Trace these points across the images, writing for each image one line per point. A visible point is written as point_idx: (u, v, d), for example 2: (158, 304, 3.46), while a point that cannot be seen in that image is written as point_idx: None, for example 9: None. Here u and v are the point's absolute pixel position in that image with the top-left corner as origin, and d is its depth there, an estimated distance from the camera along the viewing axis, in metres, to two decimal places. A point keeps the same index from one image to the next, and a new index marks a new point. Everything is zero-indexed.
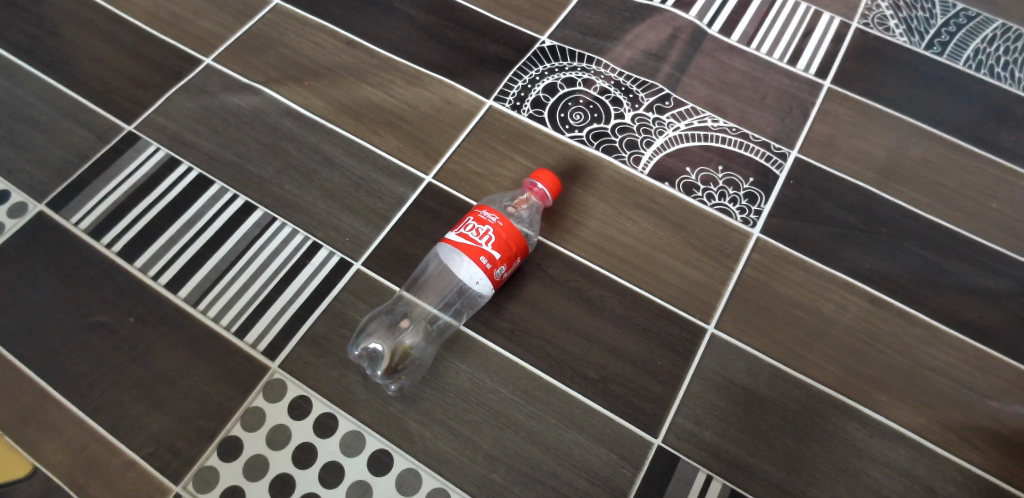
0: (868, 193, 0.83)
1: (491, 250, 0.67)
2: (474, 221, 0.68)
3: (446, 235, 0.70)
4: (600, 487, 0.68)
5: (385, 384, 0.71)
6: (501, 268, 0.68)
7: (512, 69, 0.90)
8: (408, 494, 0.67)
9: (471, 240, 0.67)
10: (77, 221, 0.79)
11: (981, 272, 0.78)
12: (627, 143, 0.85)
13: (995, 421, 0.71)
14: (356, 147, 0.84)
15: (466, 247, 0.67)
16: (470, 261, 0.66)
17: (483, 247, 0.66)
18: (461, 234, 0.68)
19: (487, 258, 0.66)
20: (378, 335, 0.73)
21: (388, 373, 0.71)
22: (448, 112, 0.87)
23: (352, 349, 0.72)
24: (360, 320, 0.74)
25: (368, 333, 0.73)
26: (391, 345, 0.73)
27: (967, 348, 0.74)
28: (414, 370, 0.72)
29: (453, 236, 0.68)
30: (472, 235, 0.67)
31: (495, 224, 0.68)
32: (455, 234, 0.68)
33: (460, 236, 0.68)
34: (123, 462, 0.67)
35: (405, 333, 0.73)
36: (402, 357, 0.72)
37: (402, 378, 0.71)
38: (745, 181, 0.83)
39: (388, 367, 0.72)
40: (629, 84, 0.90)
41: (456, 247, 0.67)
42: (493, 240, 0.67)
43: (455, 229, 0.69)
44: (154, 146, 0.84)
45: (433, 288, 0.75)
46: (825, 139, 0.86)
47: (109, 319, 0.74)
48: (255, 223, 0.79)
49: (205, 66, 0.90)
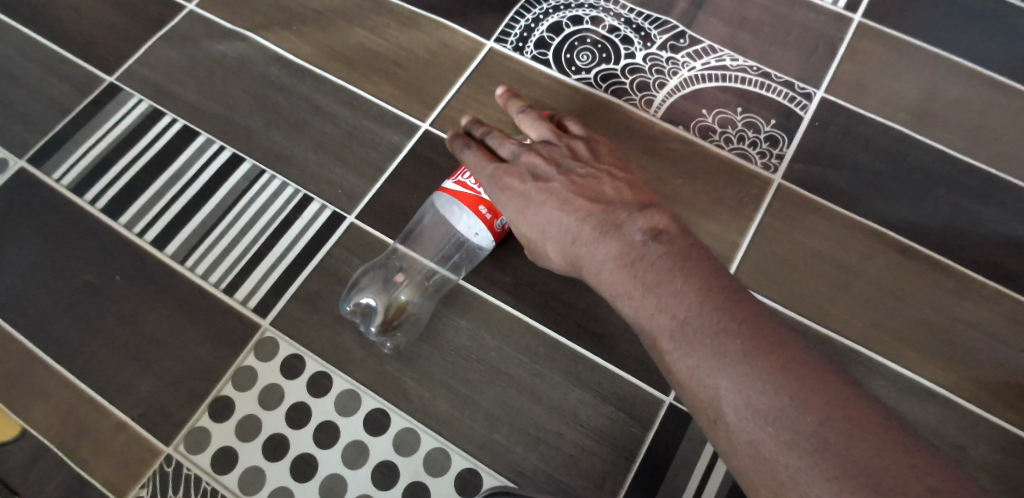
0: (901, 136, 0.76)
1: (490, 199, 0.64)
2: (472, 169, 0.65)
3: (445, 184, 0.66)
4: (607, 447, 0.64)
5: (379, 340, 0.67)
6: (503, 218, 0.65)
7: (514, 7, 0.83)
8: (406, 453, 0.64)
9: (473, 190, 0.64)
10: (59, 177, 0.75)
11: (1023, 220, 0.72)
12: (639, 85, 0.79)
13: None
14: (348, 95, 0.79)
15: (468, 197, 0.64)
16: (470, 211, 0.64)
17: (482, 196, 0.64)
18: (462, 184, 0.65)
19: (487, 208, 0.64)
20: (374, 288, 0.69)
21: (385, 328, 0.68)
22: (445, 55, 0.81)
23: (345, 299, 0.69)
24: (352, 275, 0.70)
25: (364, 285, 0.69)
26: (387, 298, 0.68)
27: (1005, 300, 0.69)
28: (410, 326, 0.68)
29: (451, 185, 0.65)
30: (474, 184, 0.64)
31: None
32: (452, 183, 0.65)
33: (462, 187, 0.64)
34: (112, 423, 0.65)
35: (403, 287, 0.69)
36: (399, 312, 0.68)
37: (400, 333, 0.68)
38: (766, 123, 0.77)
39: (385, 321, 0.68)
40: (640, 21, 0.83)
41: (454, 196, 0.65)
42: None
43: (456, 179, 0.66)
44: (137, 97, 0.80)
45: (429, 240, 0.71)
46: (855, 78, 0.79)
47: (95, 278, 0.71)
48: (243, 176, 0.75)
49: (189, 12, 0.85)
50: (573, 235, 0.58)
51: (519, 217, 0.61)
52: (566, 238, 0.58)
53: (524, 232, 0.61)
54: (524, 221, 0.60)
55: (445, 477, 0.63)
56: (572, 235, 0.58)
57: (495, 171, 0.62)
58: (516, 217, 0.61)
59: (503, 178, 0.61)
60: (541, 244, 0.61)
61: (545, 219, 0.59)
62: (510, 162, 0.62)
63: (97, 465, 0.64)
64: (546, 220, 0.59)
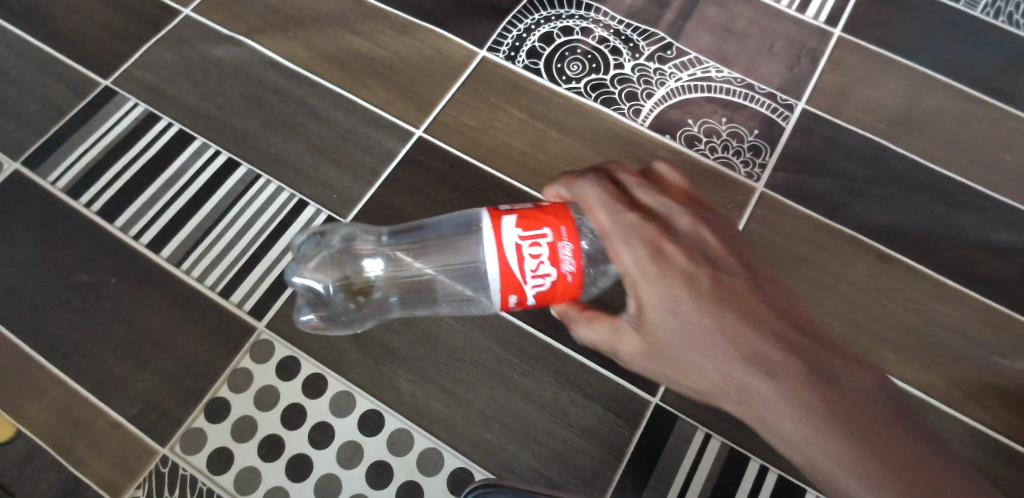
0: (878, 145, 0.79)
1: (528, 293, 0.50)
2: (549, 249, 0.49)
3: (510, 229, 0.49)
4: (597, 446, 0.66)
5: (317, 323, 0.65)
6: (514, 305, 0.51)
7: (507, 17, 0.85)
8: (400, 453, 0.65)
9: (520, 273, 0.48)
10: (54, 180, 0.75)
11: (994, 226, 0.75)
12: (628, 95, 0.81)
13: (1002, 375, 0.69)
14: (344, 101, 0.81)
15: (509, 278, 0.49)
16: (499, 290, 0.49)
17: (523, 287, 0.49)
18: (521, 252, 0.49)
19: (514, 299, 0.49)
20: (332, 263, 0.62)
21: (327, 317, 0.64)
22: (439, 62, 0.83)
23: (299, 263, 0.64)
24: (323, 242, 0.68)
25: (325, 255, 0.63)
26: (341, 285, 0.60)
27: (977, 304, 0.72)
28: (355, 327, 0.65)
29: (515, 242, 0.48)
30: (526, 268, 0.48)
31: (563, 282, 0.49)
32: (518, 241, 0.48)
33: (518, 256, 0.48)
34: (108, 423, 0.66)
35: (369, 275, 0.61)
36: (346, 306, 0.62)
37: (338, 328, 0.65)
38: (750, 133, 0.80)
39: (328, 309, 0.63)
40: (629, 32, 0.85)
41: (504, 258, 0.48)
42: (535, 294, 0.50)
43: (525, 235, 0.49)
44: (132, 100, 0.80)
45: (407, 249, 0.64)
46: (835, 89, 0.82)
47: (90, 279, 0.71)
48: (239, 181, 0.76)
49: (184, 16, 0.85)
50: (719, 329, 0.50)
51: (655, 289, 0.51)
52: (707, 331, 0.50)
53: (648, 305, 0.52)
54: (660, 294, 0.51)
55: (438, 476, 0.65)
56: (715, 330, 0.50)
57: (644, 228, 0.53)
58: (652, 288, 0.52)
59: (658, 236, 0.53)
60: (661, 328, 0.52)
61: (692, 302, 0.51)
62: (674, 228, 0.54)
63: (92, 465, 0.64)
64: (695, 305, 0.51)
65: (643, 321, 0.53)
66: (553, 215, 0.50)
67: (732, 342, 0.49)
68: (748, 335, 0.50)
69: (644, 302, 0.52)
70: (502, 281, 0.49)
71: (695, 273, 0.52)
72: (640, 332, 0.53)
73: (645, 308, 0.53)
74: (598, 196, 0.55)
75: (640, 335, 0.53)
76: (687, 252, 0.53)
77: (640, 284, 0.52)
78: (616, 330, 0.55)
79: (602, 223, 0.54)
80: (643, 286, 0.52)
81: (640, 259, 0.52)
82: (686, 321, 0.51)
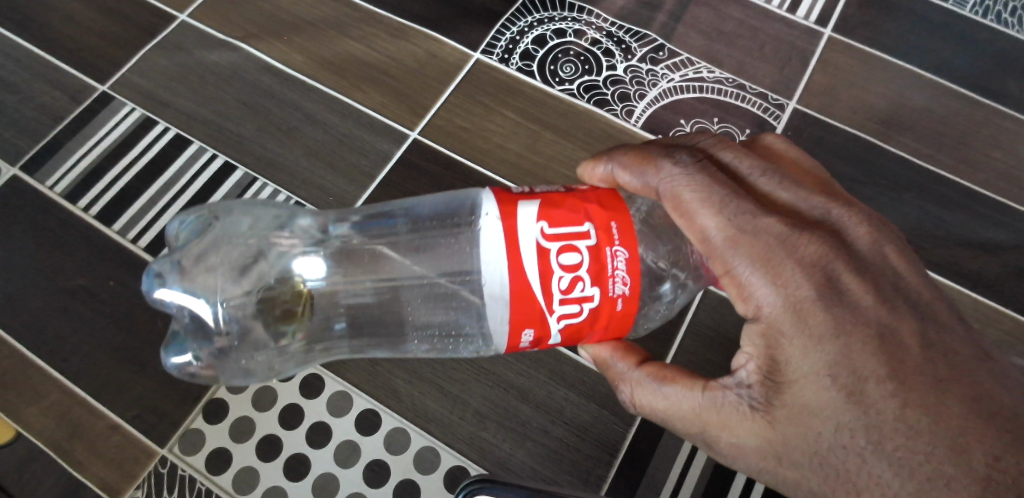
0: (868, 144, 0.81)
1: (551, 323, 0.47)
2: (587, 275, 0.46)
3: (539, 230, 0.46)
4: (591, 443, 0.67)
5: (191, 361, 0.59)
6: (531, 338, 0.48)
7: (500, 20, 0.86)
8: (397, 452, 0.66)
9: (551, 296, 0.46)
10: (51, 185, 0.76)
11: (982, 224, 0.77)
12: (620, 96, 0.82)
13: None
14: (339, 104, 0.81)
15: (532, 301, 0.46)
16: (514, 314, 0.46)
17: (547, 317, 0.47)
18: (552, 267, 0.46)
19: (532, 330, 0.47)
20: (230, 270, 0.55)
21: (211, 351, 0.57)
22: (433, 65, 0.83)
23: (175, 264, 0.57)
24: (190, 249, 0.58)
25: (218, 255, 0.56)
26: (256, 301, 0.55)
27: (966, 299, 0.73)
28: (245, 374, 0.58)
29: (545, 248, 0.46)
30: (558, 288, 0.46)
31: (609, 303, 0.47)
32: (550, 248, 0.46)
33: (547, 278, 0.46)
34: (107, 425, 0.66)
35: (308, 286, 0.57)
36: (242, 336, 0.55)
37: (222, 370, 0.58)
38: (741, 132, 0.80)
39: (216, 339, 0.56)
40: (621, 34, 0.86)
41: (526, 272, 0.45)
42: (570, 320, 0.47)
43: (557, 241, 0.46)
44: (129, 105, 0.81)
45: (357, 265, 0.57)
46: (825, 89, 0.83)
47: (88, 283, 0.72)
48: (236, 184, 0.77)
49: (180, 22, 0.86)
50: (934, 426, 0.39)
51: (803, 341, 0.42)
52: (912, 427, 0.40)
53: (794, 367, 0.42)
54: (813, 353, 0.42)
55: (434, 474, 0.65)
56: (929, 429, 0.39)
57: (779, 246, 0.43)
58: (801, 341, 0.42)
59: (807, 255, 0.43)
60: (811, 412, 0.42)
61: (878, 375, 0.41)
62: (829, 241, 0.44)
63: (92, 466, 0.65)
64: (880, 381, 0.40)
65: (782, 399, 0.43)
66: (608, 215, 0.48)
67: (940, 437, 0.39)
68: (978, 431, 0.39)
69: (786, 364, 0.43)
70: (525, 310, 0.46)
71: (860, 307, 0.42)
72: (773, 418, 0.43)
73: (786, 372, 0.43)
74: (697, 189, 0.45)
75: (768, 424, 0.44)
76: (844, 276, 0.43)
77: (781, 333, 0.43)
78: (736, 411, 0.45)
79: (716, 232, 0.44)
80: (786, 338, 0.43)
81: (783, 294, 0.43)
82: (867, 405, 0.40)
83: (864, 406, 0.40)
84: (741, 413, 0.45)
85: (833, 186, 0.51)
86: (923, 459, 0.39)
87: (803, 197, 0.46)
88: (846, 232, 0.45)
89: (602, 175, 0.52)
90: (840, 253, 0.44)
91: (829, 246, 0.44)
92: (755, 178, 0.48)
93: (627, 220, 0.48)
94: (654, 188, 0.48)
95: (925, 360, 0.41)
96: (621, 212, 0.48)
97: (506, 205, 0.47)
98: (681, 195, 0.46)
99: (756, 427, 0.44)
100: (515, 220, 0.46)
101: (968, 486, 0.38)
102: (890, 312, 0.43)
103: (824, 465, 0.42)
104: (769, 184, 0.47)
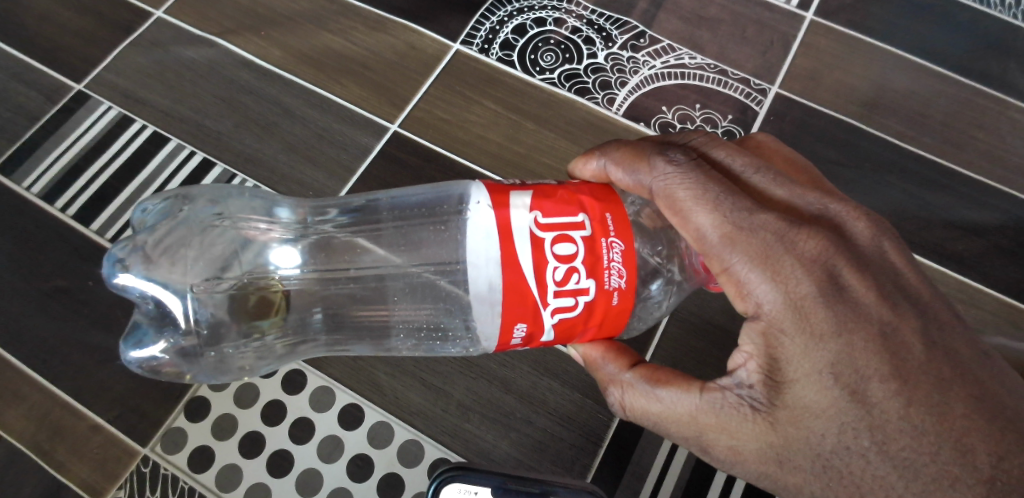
0: (850, 127, 0.80)
1: (543, 320, 0.46)
2: (581, 268, 0.46)
3: (531, 220, 0.46)
4: (577, 432, 0.67)
5: (156, 355, 0.55)
6: (524, 335, 0.48)
7: (480, 9, 0.85)
8: (380, 447, 0.65)
9: (545, 288, 0.45)
10: (28, 186, 0.75)
11: (966, 205, 0.76)
12: (602, 84, 0.81)
13: (1012, 358, 0.66)
14: (318, 98, 0.81)
15: (524, 296, 0.45)
16: (505, 308, 0.45)
17: (540, 311, 0.46)
18: (547, 260, 0.45)
19: (525, 325, 0.46)
20: (210, 263, 0.55)
21: (179, 349, 0.55)
22: (412, 58, 0.83)
23: (144, 253, 0.55)
24: (157, 234, 0.56)
25: (193, 247, 0.55)
26: (231, 296, 0.54)
27: (950, 281, 0.73)
28: (217, 372, 0.57)
29: (533, 238, 0.45)
30: (552, 279, 0.45)
31: (604, 296, 0.46)
32: (538, 238, 0.45)
33: (541, 272, 0.45)
34: (88, 425, 0.66)
35: (283, 279, 0.56)
36: (213, 332, 0.54)
37: (191, 369, 0.56)
38: (723, 118, 0.80)
39: (184, 337, 0.54)
40: (602, 21, 0.85)
41: (513, 262, 0.45)
42: (565, 315, 0.47)
43: (551, 232, 0.46)
44: (106, 103, 0.80)
45: (353, 267, 0.57)
46: (808, 72, 0.82)
47: (66, 284, 0.71)
48: (215, 181, 0.76)
49: (156, 18, 0.85)
50: (940, 426, 0.39)
51: (803, 340, 0.42)
52: (917, 428, 0.39)
53: (794, 367, 0.42)
54: (814, 351, 0.41)
55: (418, 467, 0.65)
56: (935, 429, 0.39)
57: (779, 243, 0.43)
58: (802, 340, 0.42)
59: (807, 250, 0.43)
60: (814, 414, 0.41)
61: (881, 374, 0.40)
62: (828, 236, 0.43)
63: (74, 468, 0.65)
64: (883, 380, 0.40)
65: (784, 400, 0.42)
66: (600, 209, 0.48)
67: (945, 437, 0.39)
68: (980, 430, 0.39)
69: (787, 364, 0.42)
70: (517, 306, 0.45)
71: (864, 306, 0.42)
72: (775, 420, 0.43)
73: (787, 372, 0.42)
74: (690, 187, 0.45)
75: (766, 421, 0.43)
76: (845, 272, 0.43)
77: (781, 332, 0.42)
78: (736, 413, 0.44)
79: (712, 230, 0.44)
80: (786, 336, 0.42)
81: (783, 292, 0.42)
82: (871, 405, 0.40)
83: (868, 406, 0.40)
84: (743, 415, 0.44)
85: (826, 184, 0.51)
86: (928, 460, 0.39)
87: (799, 193, 0.46)
88: (846, 228, 0.44)
89: (594, 170, 0.53)
90: (841, 248, 0.43)
91: (831, 241, 0.43)
92: (754, 173, 0.47)
93: (622, 213, 0.48)
94: (648, 188, 0.48)
95: (928, 360, 0.41)
96: (615, 205, 0.48)
97: (498, 195, 0.47)
98: (673, 194, 0.46)
99: (757, 429, 0.43)
100: (507, 210, 0.46)
101: (972, 487, 0.38)
102: (894, 311, 0.42)
103: (827, 469, 0.42)
104: (769, 181, 0.46)
